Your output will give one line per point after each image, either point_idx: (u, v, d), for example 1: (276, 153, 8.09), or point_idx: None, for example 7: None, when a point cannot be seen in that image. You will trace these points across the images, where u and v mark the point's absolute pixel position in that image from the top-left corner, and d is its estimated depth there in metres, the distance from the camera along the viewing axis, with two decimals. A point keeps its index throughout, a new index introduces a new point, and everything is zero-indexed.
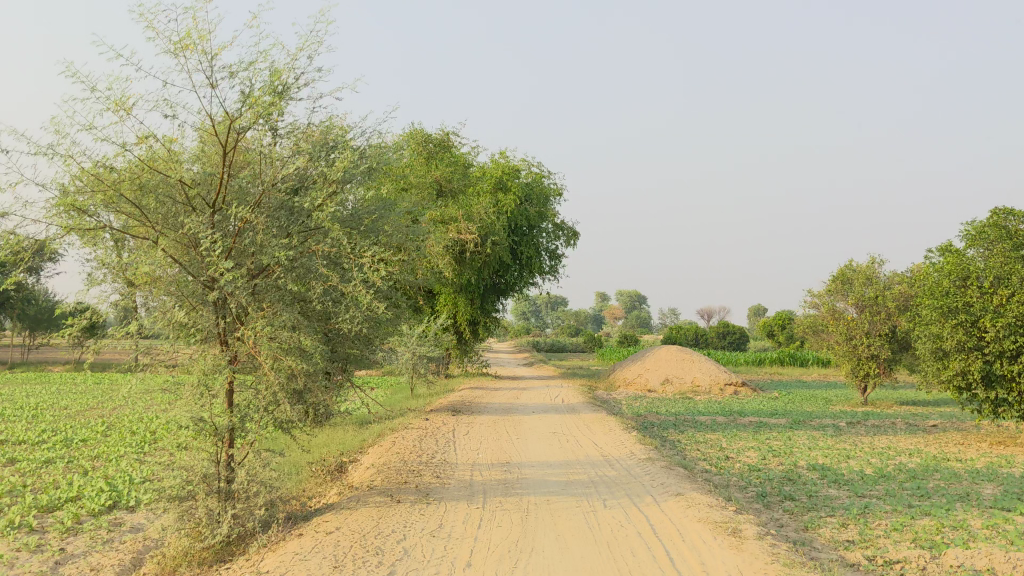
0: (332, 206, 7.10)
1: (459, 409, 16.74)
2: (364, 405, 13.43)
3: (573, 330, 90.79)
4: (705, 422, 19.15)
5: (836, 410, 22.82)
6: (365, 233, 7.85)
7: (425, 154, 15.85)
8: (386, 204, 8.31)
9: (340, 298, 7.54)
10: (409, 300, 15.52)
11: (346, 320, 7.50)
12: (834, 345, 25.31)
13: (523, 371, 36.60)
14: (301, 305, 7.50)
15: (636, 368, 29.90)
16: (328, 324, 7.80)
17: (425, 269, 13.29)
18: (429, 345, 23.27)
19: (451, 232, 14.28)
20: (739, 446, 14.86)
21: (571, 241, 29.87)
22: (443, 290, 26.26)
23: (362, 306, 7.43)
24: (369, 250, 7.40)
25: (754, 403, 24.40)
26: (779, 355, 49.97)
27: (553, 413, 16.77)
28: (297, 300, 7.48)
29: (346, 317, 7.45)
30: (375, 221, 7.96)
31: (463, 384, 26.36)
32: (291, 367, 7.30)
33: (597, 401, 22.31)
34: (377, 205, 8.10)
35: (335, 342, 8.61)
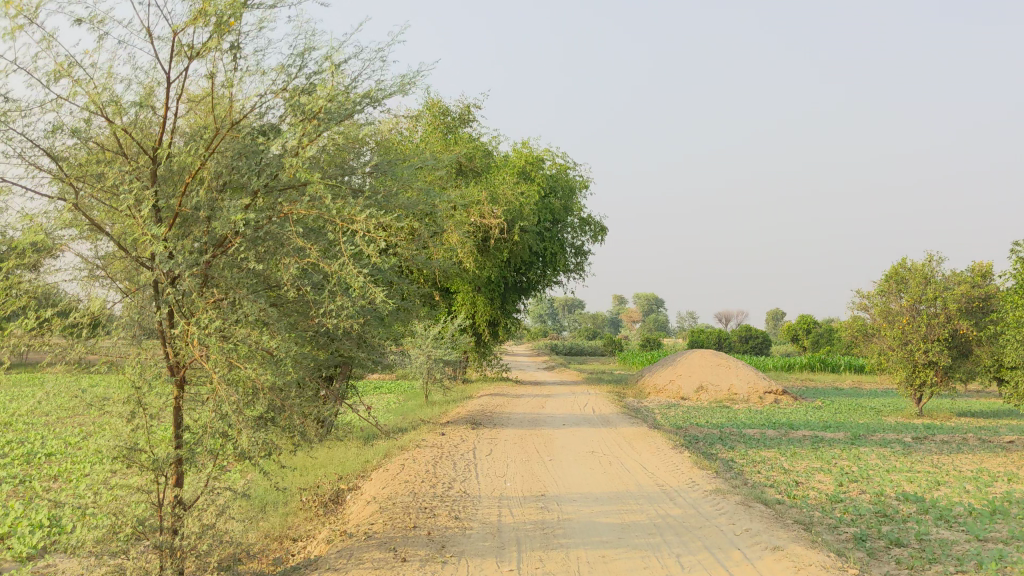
0: (311, 149, 5.10)
1: (478, 420, 14.77)
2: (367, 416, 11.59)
3: (592, 332, 88.65)
4: (754, 436, 17.09)
5: (893, 423, 20.68)
6: (362, 195, 5.87)
7: (444, 129, 13.83)
8: (394, 159, 6.30)
9: (324, 285, 5.52)
10: (420, 295, 13.60)
11: (331, 313, 5.47)
12: (886, 351, 23.16)
13: (546, 376, 34.58)
14: (271, 294, 5.51)
15: (667, 374, 27.77)
16: (310, 322, 5.78)
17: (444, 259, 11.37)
18: (446, 348, 21.51)
19: (472, 217, 12.29)
20: (804, 468, 12.75)
21: (599, 237, 27.83)
22: (461, 288, 24.39)
23: (353, 294, 5.38)
24: (364, 214, 5.35)
25: (800, 413, 22.29)
26: (810, 362, 47.69)
27: (585, 425, 14.77)
28: (266, 287, 5.50)
29: (330, 309, 5.41)
30: (377, 178, 5.99)
31: (481, 389, 24.37)
32: (252, 379, 5.30)
33: (629, 410, 20.29)
34: (382, 157, 6.11)
35: (322, 341, 6.65)
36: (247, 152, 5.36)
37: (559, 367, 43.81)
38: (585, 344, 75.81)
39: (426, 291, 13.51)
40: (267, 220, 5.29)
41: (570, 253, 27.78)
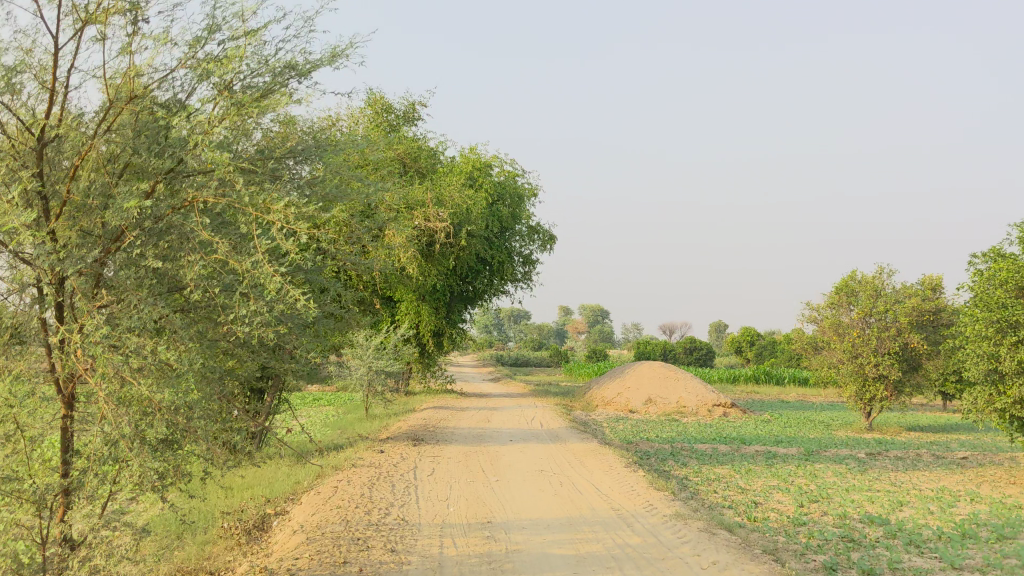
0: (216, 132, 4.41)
1: (420, 436, 14.02)
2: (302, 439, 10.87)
3: (537, 343, 88.11)
4: (706, 451, 16.57)
5: (844, 438, 20.35)
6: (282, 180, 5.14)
7: (388, 127, 13.10)
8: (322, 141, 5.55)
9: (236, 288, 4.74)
10: (360, 301, 12.84)
11: (242, 320, 4.68)
12: (837, 364, 22.86)
13: (491, 388, 33.87)
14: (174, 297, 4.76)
15: (615, 387, 27.21)
16: (221, 332, 4.98)
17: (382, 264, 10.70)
18: (388, 360, 20.72)
19: (416, 221, 11.58)
20: (762, 487, 12.21)
21: (547, 246, 27.25)
22: (404, 297, 23.61)
23: (268, 297, 4.58)
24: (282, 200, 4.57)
25: (750, 427, 21.88)
26: (754, 373, 47.67)
27: (533, 440, 14.09)
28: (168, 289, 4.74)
29: (239, 316, 4.61)
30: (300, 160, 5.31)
31: (425, 402, 23.59)
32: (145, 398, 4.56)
33: (578, 424, 19.67)
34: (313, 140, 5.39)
35: (235, 356, 5.87)
36: (148, 131, 4.70)
37: (504, 378, 43.16)
38: (531, 355, 75.24)
39: (367, 297, 12.74)
40: (167, 211, 4.59)
41: (517, 262, 27.14)
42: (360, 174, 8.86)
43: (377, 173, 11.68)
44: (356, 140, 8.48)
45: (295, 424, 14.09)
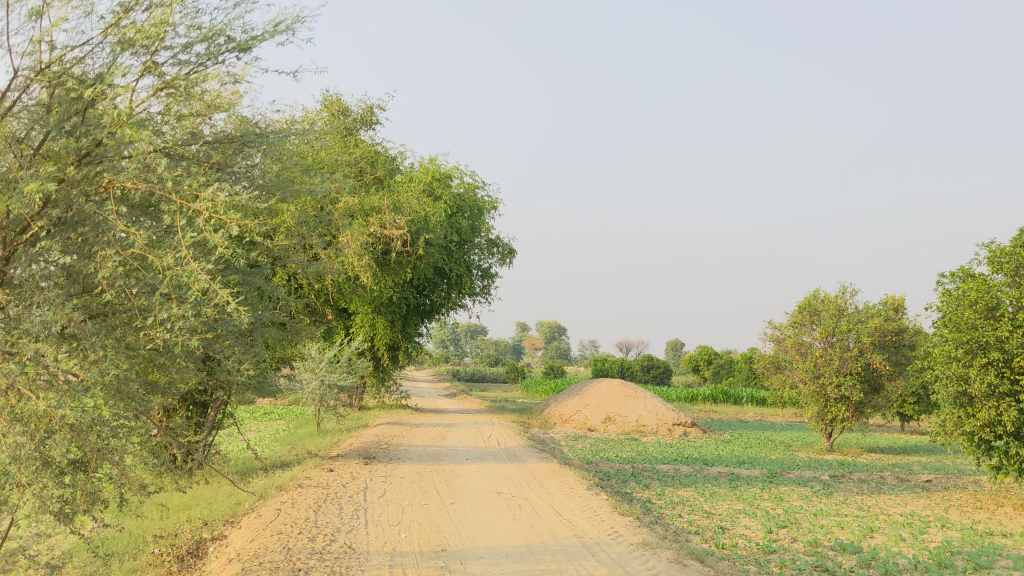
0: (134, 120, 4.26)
1: (372, 453, 13.44)
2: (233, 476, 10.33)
3: (494, 359, 87.31)
4: (668, 472, 16.14)
5: (806, 460, 20.06)
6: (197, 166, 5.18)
7: (345, 130, 12.54)
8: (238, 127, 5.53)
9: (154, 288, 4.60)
10: (312, 311, 12.25)
11: (165, 324, 4.52)
12: (798, 384, 22.58)
13: (447, 404, 33.22)
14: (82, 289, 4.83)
15: (573, 404, 26.74)
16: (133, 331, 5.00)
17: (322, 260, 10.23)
18: (341, 373, 20.11)
19: (371, 226, 11.07)
20: (726, 511, 11.79)
21: (507, 259, 26.76)
22: (359, 308, 22.95)
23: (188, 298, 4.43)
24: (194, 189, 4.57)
25: (711, 448, 21.53)
26: (712, 393, 47.45)
27: (490, 460, 13.58)
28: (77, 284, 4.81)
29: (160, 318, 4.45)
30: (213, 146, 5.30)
31: (379, 418, 22.94)
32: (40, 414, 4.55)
33: (536, 442, 19.16)
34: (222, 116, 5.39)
35: (154, 359, 5.44)
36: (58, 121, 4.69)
37: (460, 394, 42.44)
38: (488, 371, 74.51)
39: (318, 306, 12.14)
40: (79, 203, 4.66)
41: (476, 275, 26.60)
42: (311, 175, 8.34)
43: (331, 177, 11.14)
44: (309, 138, 7.95)
45: (241, 439, 13.41)
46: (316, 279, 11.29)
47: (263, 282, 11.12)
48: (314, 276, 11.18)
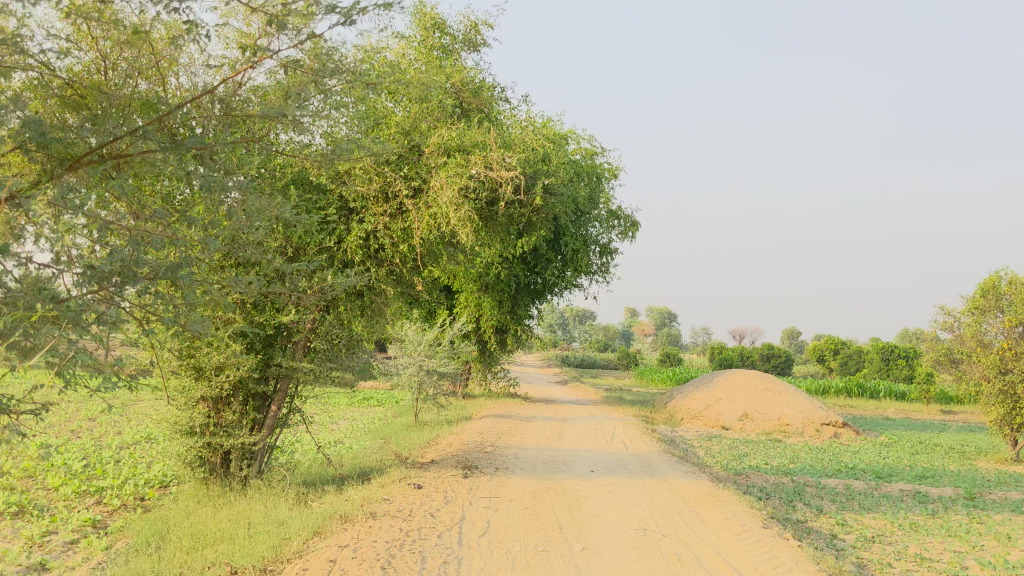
0: None
1: (473, 459, 10.93)
2: (235, 523, 7.38)
3: (603, 344, 83.84)
4: (837, 489, 13.10)
5: (996, 474, 16.59)
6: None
7: (441, 57, 9.96)
8: None
9: None
10: (409, 280, 9.62)
11: None
12: (979, 381, 18.91)
13: (559, 392, 30.55)
14: None
15: (702, 398, 23.64)
16: None
17: (360, 179, 8.42)
18: (443, 358, 17.81)
19: (473, 165, 8.28)
20: (946, 558, 8.77)
21: (629, 234, 23.78)
22: (464, 286, 20.89)
23: None
24: None
25: (872, 455, 18.26)
26: (845, 386, 43.14)
27: (622, 471, 10.85)
28: None
29: None
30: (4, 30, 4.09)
31: (484, 409, 20.48)
32: None
33: (667, 444, 16.30)
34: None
35: None
36: None
37: (569, 381, 39.51)
38: (598, 357, 71.33)
39: (409, 275, 9.51)
40: None
41: (594, 252, 23.79)
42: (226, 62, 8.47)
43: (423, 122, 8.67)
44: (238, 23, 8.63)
45: (315, 439, 11.13)
46: (399, 237, 8.70)
47: (327, 233, 8.88)
48: (395, 229, 8.59)
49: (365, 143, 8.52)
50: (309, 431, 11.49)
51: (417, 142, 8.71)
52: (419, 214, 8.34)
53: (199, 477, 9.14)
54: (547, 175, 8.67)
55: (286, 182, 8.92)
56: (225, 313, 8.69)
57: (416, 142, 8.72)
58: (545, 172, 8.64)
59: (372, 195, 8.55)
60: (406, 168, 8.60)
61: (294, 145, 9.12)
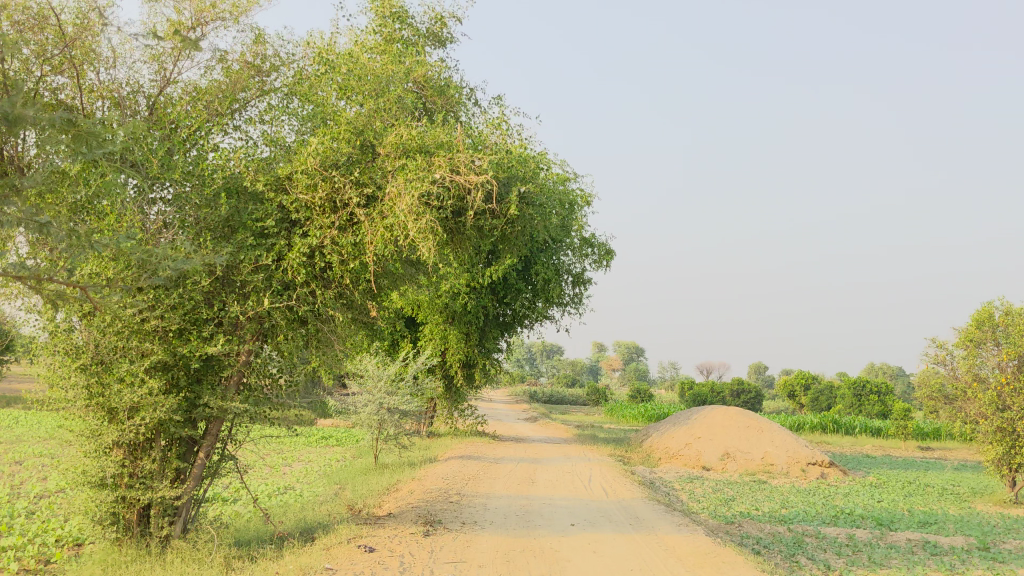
0: None
1: (438, 512, 9.55)
2: None
3: (571, 379, 82.41)
4: (839, 539, 11.85)
5: (1000, 518, 15.42)
6: None
7: (402, 53, 8.75)
8: None
9: None
10: (365, 308, 8.26)
11: None
12: (976, 418, 17.84)
13: (530, 430, 29.16)
14: None
15: (680, 436, 22.39)
16: None
17: (303, 184, 7.17)
18: (406, 396, 16.48)
19: (437, 169, 6.99)
20: None
21: (604, 262, 22.63)
22: (430, 316, 19.62)
23: None
24: None
25: (866, 498, 17.04)
26: (820, 421, 42.05)
27: (606, 525, 9.49)
28: None
29: None
30: None
31: (450, 449, 19.06)
32: None
33: (649, 489, 14.98)
34: None
35: None
36: None
37: (538, 418, 38.04)
38: (566, 392, 69.92)
39: (365, 300, 8.15)
40: None
41: (567, 282, 22.61)
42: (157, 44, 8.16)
43: (373, 124, 7.53)
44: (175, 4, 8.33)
45: (250, 501, 9.74)
46: (349, 254, 7.36)
47: (264, 250, 7.48)
48: (344, 245, 7.26)
49: (311, 141, 7.27)
50: (245, 485, 10.08)
51: (371, 143, 7.48)
52: (372, 226, 7.07)
53: (111, 538, 7.65)
54: (527, 181, 7.36)
55: (219, 190, 7.62)
56: (143, 345, 7.29)
57: (370, 145, 7.49)
58: (524, 179, 7.34)
59: (317, 205, 7.25)
60: (359, 173, 7.31)
61: (228, 150, 7.86)
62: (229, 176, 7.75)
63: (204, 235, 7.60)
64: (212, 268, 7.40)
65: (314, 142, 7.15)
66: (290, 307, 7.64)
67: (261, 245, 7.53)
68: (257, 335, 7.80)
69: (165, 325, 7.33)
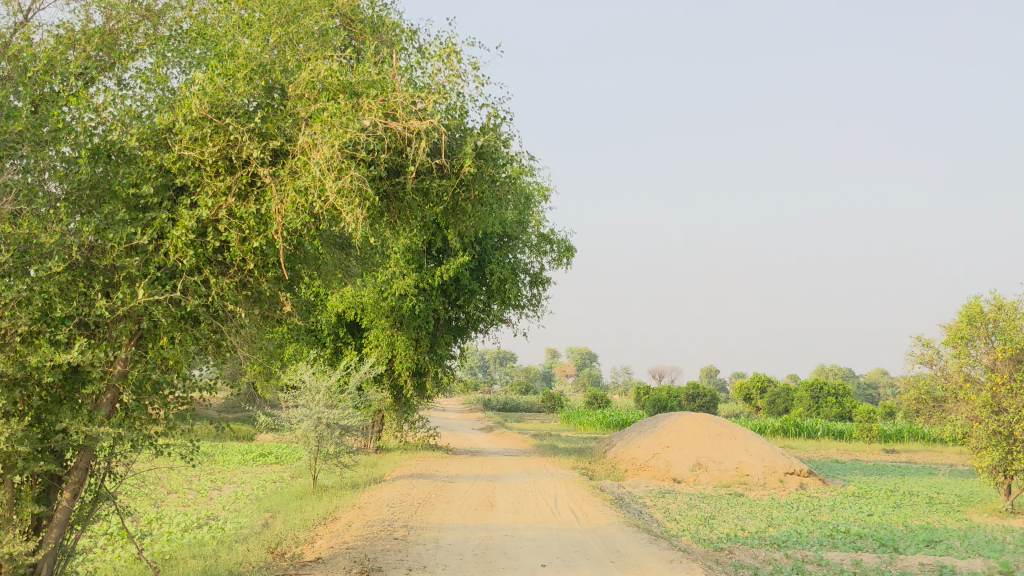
0: None
1: (378, 554, 7.76)
2: None
3: (524, 386, 80.76)
4: (844, 566, 10.28)
5: (1005, 532, 14.02)
6: None
7: None
8: None
9: None
10: (277, 302, 6.47)
11: None
12: (969, 421, 16.48)
13: (485, 442, 27.38)
14: None
15: (648, 446, 20.82)
16: None
17: (189, 134, 5.43)
18: (349, 410, 14.68)
19: (366, 114, 5.25)
20: None
21: (563, 260, 21.01)
22: (374, 320, 17.85)
23: None
24: None
25: (855, 511, 15.56)
26: (783, 425, 40.83)
27: (585, 566, 7.78)
28: None
29: None
30: None
31: (398, 466, 17.25)
32: None
33: (622, 509, 13.33)
34: None
35: None
36: None
37: (491, 427, 36.25)
38: (520, 399, 68.22)
39: (277, 293, 6.35)
40: None
41: (523, 282, 20.98)
42: None
43: (285, 62, 5.82)
44: None
45: (140, 561, 7.91)
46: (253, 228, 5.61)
47: (140, 227, 5.69)
48: (244, 216, 5.47)
49: (197, 80, 5.52)
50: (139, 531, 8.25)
51: (279, 85, 5.76)
52: (280, 190, 5.31)
53: None
54: (487, 130, 5.63)
55: (82, 150, 5.79)
56: None
57: (279, 88, 5.73)
58: (483, 127, 5.62)
59: (207, 163, 5.49)
60: (262, 122, 5.55)
61: (99, 100, 6.05)
62: (95, 135, 5.93)
63: (61, 211, 5.70)
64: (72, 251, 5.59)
65: (201, 80, 5.40)
66: (177, 301, 5.84)
67: (138, 220, 5.75)
68: (136, 339, 5.97)
69: (9, 326, 5.48)
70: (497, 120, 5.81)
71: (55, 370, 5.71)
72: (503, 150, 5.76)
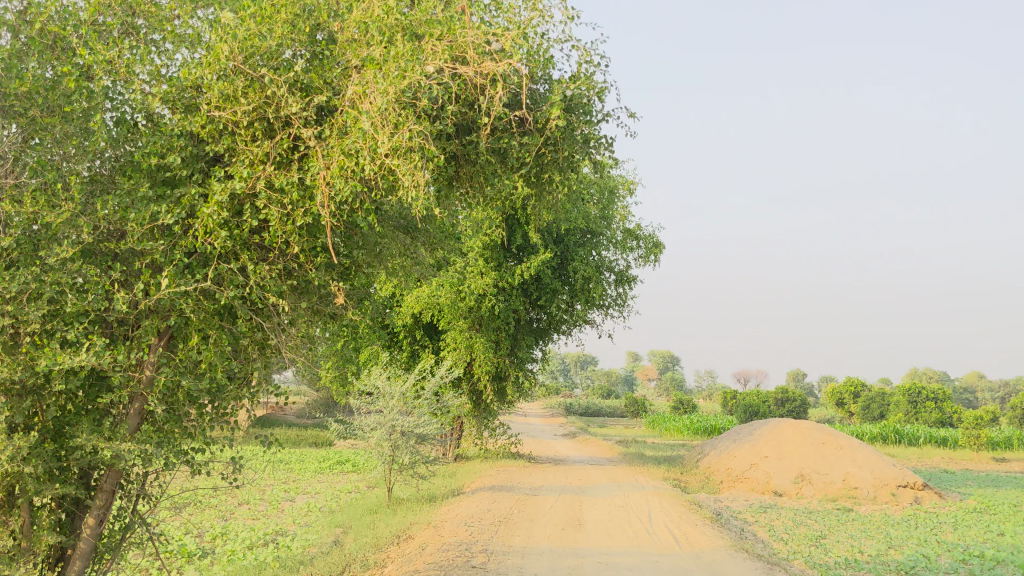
0: None
1: None
2: None
3: (606, 391, 79.26)
4: None
5: None
6: None
7: None
8: None
9: None
10: (330, 296, 5.50)
11: None
12: None
13: (569, 449, 26.25)
14: None
15: (744, 455, 19.45)
16: None
17: (217, 89, 4.51)
18: (426, 417, 13.74)
19: (429, 57, 4.24)
20: None
21: (651, 257, 19.77)
22: (452, 322, 16.91)
23: None
24: None
25: (983, 531, 14.00)
26: (882, 432, 38.67)
27: None
28: None
29: None
30: None
31: (478, 477, 16.27)
32: None
33: (723, 527, 12.09)
34: None
35: None
36: None
37: (573, 434, 35.09)
38: (602, 404, 66.82)
39: (329, 284, 5.37)
40: None
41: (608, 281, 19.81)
42: None
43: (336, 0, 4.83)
44: None
45: None
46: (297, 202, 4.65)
47: (167, 206, 4.78)
48: (285, 187, 4.49)
49: (228, 24, 4.59)
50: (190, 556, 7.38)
51: (327, 31, 4.80)
52: (326, 153, 4.34)
53: None
54: (577, 77, 4.58)
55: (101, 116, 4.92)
56: None
57: (327, 35, 4.77)
58: (573, 74, 4.57)
59: (241, 125, 4.55)
60: (306, 75, 4.59)
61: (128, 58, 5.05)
62: (118, 103, 5.07)
63: (78, 188, 4.83)
64: (84, 235, 4.70)
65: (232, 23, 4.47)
66: (212, 294, 4.92)
67: (164, 198, 4.84)
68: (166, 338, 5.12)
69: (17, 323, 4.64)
70: (589, 66, 4.77)
71: (70, 375, 4.83)
72: (597, 102, 4.71)
